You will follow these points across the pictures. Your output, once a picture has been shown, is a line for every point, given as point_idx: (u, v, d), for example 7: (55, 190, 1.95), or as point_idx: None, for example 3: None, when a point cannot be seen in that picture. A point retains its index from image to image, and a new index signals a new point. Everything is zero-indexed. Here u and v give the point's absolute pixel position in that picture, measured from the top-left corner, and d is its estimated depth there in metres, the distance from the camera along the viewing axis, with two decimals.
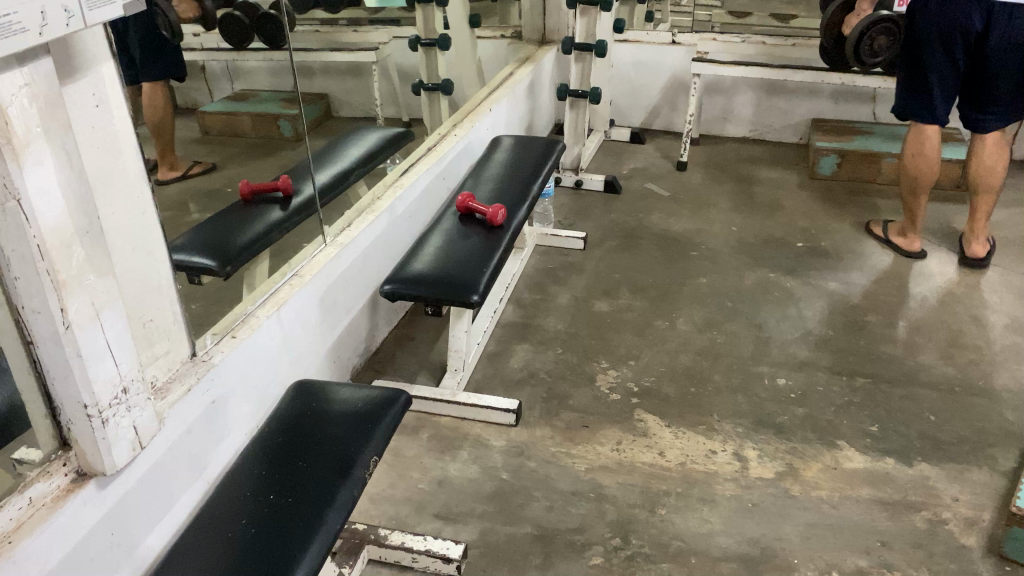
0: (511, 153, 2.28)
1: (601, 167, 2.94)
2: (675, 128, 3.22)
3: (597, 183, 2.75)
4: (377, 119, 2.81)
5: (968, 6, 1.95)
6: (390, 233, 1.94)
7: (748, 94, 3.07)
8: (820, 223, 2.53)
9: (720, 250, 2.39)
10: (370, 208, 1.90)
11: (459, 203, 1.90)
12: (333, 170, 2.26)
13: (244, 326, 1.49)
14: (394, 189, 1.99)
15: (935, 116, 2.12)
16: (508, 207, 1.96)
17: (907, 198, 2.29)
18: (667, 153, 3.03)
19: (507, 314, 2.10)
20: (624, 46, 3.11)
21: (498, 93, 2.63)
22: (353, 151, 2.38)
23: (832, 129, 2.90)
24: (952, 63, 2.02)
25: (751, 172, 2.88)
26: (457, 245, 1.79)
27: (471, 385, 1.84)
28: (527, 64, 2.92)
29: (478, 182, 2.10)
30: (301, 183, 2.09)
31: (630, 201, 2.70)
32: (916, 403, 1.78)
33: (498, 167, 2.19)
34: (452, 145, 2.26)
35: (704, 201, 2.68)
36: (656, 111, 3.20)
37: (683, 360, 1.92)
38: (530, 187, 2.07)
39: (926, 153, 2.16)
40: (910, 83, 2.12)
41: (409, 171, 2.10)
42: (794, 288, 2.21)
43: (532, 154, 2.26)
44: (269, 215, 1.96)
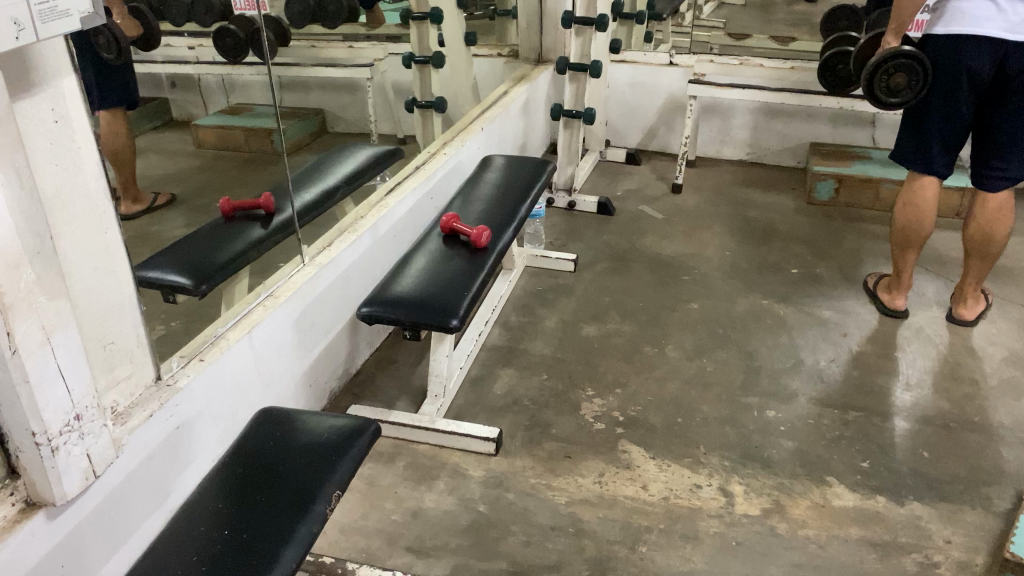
0: (500, 174, 2.23)
1: (595, 188, 2.89)
2: (672, 149, 3.18)
3: (591, 204, 2.70)
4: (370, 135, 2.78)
5: (976, 49, 1.77)
6: (372, 254, 1.89)
7: (747, 116, 3.02)
8: (817, 249, 2.48)
9: (712, 275, 2.34)
10: (352, 228, 1.86)
11: (443, 223, 1.84)
12: (320, 185, 2.20)
13: (213, 348, 1.44)
14: (379, 209, 1.94)
15: (931, 168, 1.93)
16: (495, 228, 1.91)
17: (894, 253, 2.10)
18: (663, 175, 2.99)
19: (493, 338, 2.05)
20: (622, 67, 3.07)
21: (492, 112, 2.59)
22: (343, 168, 2.32)
23: (830, 153, 2.86)
24: (954, 112, 1.84)
25: (746, 196, 2.83)
26: (439, 267, 1.74)
27: (452, 411, 1.78)
28: (523, 83, 2.89)
29: (466, 203, 2.05)
30: (283, 201, 2.03)
31: (623, 222, 2.65)
32: (910, 439, 1.73)
33: (487, 187, 2.14)
34: (441, 164, 2.21)
35: (698, 224, 2.63)
36: (653, 132, 3.16)
37: (671, 389, 1.87)
38: (518, 208, 2.02)
39: (917, 204, 2.00)
40: (908, 128, 1.95)
41: (395, 190, 2.05)
42: (788, 316, 2.15)
43: (522, 175, 2.21)
44: (250, 232, 1.91)
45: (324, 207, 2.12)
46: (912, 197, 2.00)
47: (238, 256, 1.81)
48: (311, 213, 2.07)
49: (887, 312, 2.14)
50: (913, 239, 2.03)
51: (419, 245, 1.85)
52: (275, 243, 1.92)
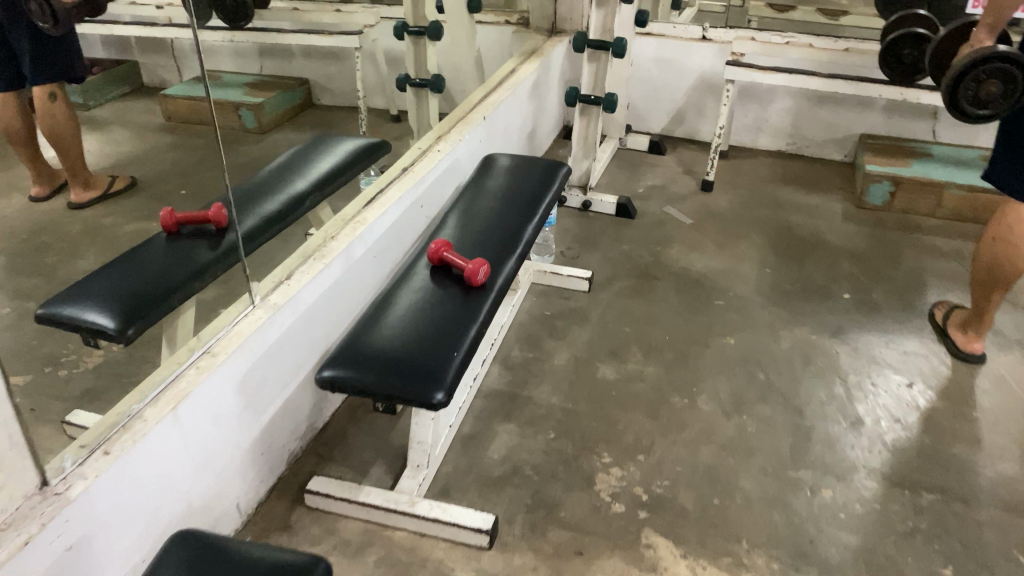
0: (503, 181, 1.87)
1: (613, 183, 2.53)
2: (701, 137, 2.81)
3: (609, 205, 2.35)
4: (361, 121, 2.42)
5: None
6: (343, 286, 1.55)
7: (788, 101, 2.64)
8: (871, 267, 2.13)
9: (750, 299, 2.00)
10: (317, 253, 1.51)
11: (431, 251, 1.48)
12: (291, 186, 1.83)
13: (124, 434, 1.11)
14: (353, 227, 1.60)
15: None
16: (496, 256, 1.55)
17: (975, 291, 1.76)
18: (691, 168, 2.63)
19: (491, 380, 1.71)
20: (647, 40, 2.68)
21: (497, 94, 2.22)
22: (323, 164, 1.94)
23: (884, 149, 2.49)
24: None
25: (786, 196, 2.47)
26: (424, 313, 1.39)
27: (437, 485, 1.46)
28: (534, 58, 2.51)
29: (461, 219, 1.69)
30: (239, 214, 1.67)
31: (644, 228, 2.29)
32: (1002, 534, 1.39)
33: (488, 198, 1.79)
34: (433, 165, 1.86)
35: (733, 232, 2.28)
36: (680, 116, 2.79)
37: (705, 457, 1.54)
38: (525, 228, 1.66)
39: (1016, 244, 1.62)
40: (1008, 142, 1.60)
41: (375, 200, 1.70)
42: (842, 356, 1.82)
43: (528, 184, 1.86)
44: (197, 253, 1.56)
45: (294, 216, 1.74)
46: (1008, 232, 1.63)
47: (176, 286, 1.47)
48: (279, 223, 1.70)
49: (961, 355, 1.80)
50: (1001, 281, 1.67)
51: (398, 279, 1.49)
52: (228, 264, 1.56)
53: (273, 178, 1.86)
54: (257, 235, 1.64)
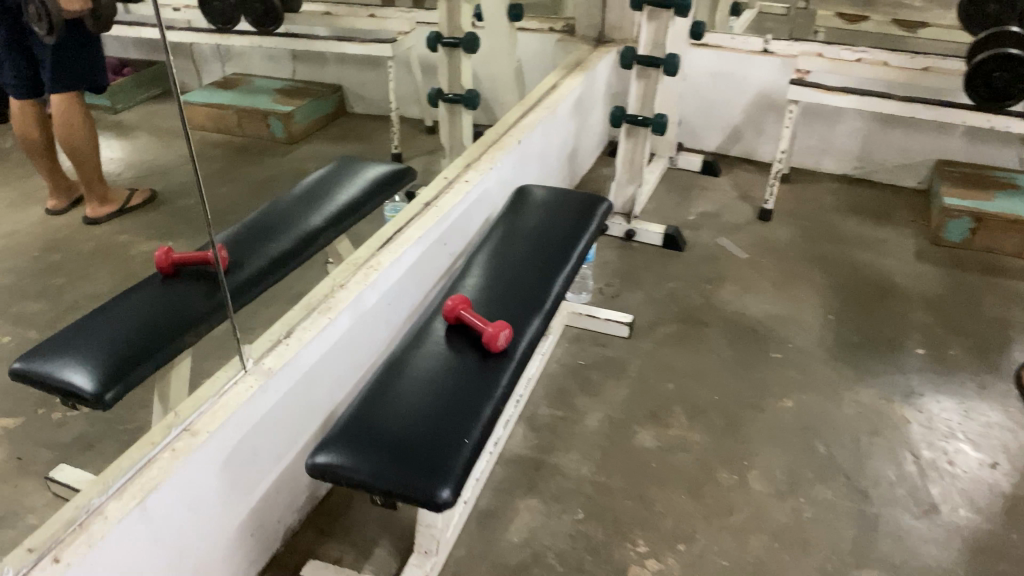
0: (536, 219, 1.69)
1: (659, 209, 2.33)
2: (757, 157, 2.59)
3: (655, 236, 2.15)
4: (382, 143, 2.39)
5: None
6: (350, 342, 1.38)
7: (857, 122, 2.41)
8: (948, 318, 1.90)
9: (810, 352, 1.79)
10: (322, 306, 1.35)
11: (447, 309, 1.30)
12: (303, 222, 1.66)
13: (79, 533, 0.95)
14: (365, 274, 1.43)
15: None
16: (522, 311, 1.37)
17: None
18: (747, 193, 2.41)
19: (515, 444, 1.53)
20: (702, 52, 2.47)
21: (535, 114, 2.04)
22: (342, 195, 1.77)
23: (964, 179, 2.24)
24: None
25: (851, 228, 2.24)
26: (436, 384, 1.21)
27: (447, 573, 1.29)
28: (577, 73, 2.31)
29: (487, 263, 1.51)
30: (243, 256, 1.51)
31: (693, 263, 2.09)
32: None
33: (519, 239, 1.60)
34: (460, 198, 1.68)
35: (792, 270, 2.07)
36: (735, 135, 2.57)
37: (754, 549, 1.34)
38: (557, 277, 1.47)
39: None
40: None
41: (392, 242, 1.53)
42: (914, 427, 1.60)
43: (563, 223, 1.67)
44: (190, 301, 1.40)
45: (304, 256, 1.58)
46: None
47: (163, 341, 1.31)
48: (286, 265, 1.54)
49: None
50: None
51: (410, 338, 1.32)
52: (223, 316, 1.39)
53: (286, 213, 1.70)
54: (258, 280, 1.48)
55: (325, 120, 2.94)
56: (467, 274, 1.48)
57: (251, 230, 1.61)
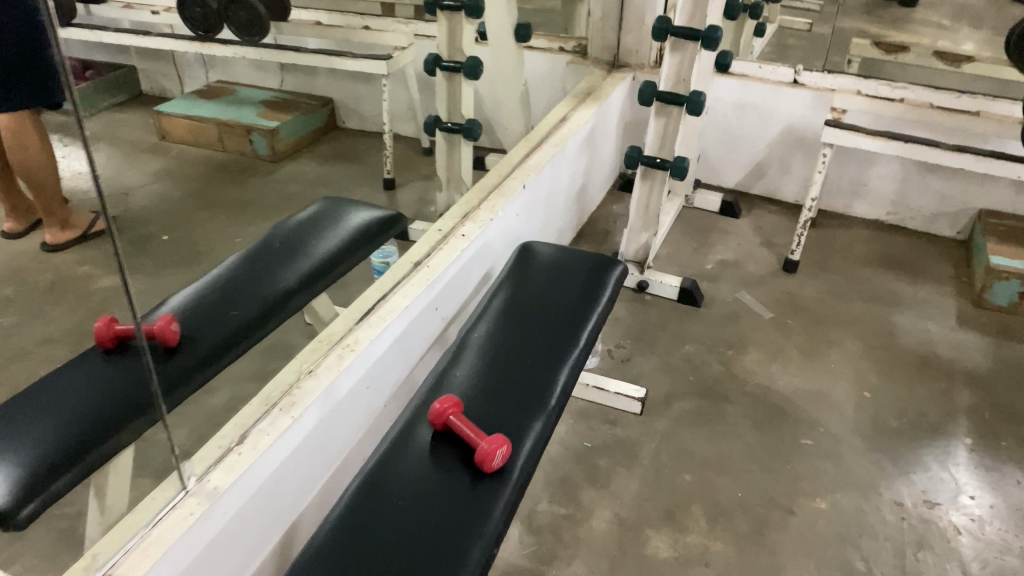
0: (541, 282, 1.47)
1: (675, 255, 2.13)
2: (781, 196, 2.38)
3: (671, 289, 1.94)
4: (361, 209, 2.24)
5: None
6: (317, 441, 1.17)
7: (894, 165, 2.20)
8: (998, 399, 1.70)
9: (845, 441, 1.59)
10: (285, 401, 1.14)
11: (434, 412, 1.09)
12: (272, 283, 1.45)
13: None
14: (338, 358, 1.22)
15: None
16: (522, 407, 1.15)
17: None
18: (771, 239, 2.21)
19: (509, 551, 1.33)
20: (726, 82, 2.27)
21: (542, 153, 1.83)
22: (318, 249, 1.56)
23: (1012, 234, 2.03)
24: None
25: (886, 286, 2.04)
26: (417, 513, 0.99)
27: None
28: (589, 103, 2.10)
29: (483, 342, 1.30)
30: (199, 328, 1.30)
31: (713, 322, 1.89)
32: None
33: (521, 310, 1.39)
34: (454, 257, 1.47)
35: (822, 336, 1.86)
36: (759, 172, 2.37)
37: None
38: (564, 363, 1.26)
39: None
40: None
41: (372, 313, 1.32)
42: (966, 539, 1.39)
43: (572, 287, 1.45)
44: (128, 389, 1.19)
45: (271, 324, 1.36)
46: None
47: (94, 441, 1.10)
48: (248, 336, 1.32)
49: None
50: None
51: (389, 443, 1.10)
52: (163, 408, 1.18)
53: (254, 270, 1.48)
54: (214, 357, 1.26)
55: (313, 135, 2.73)
56: (460, 355, 1.26)
57: (210, 295, 1.39)
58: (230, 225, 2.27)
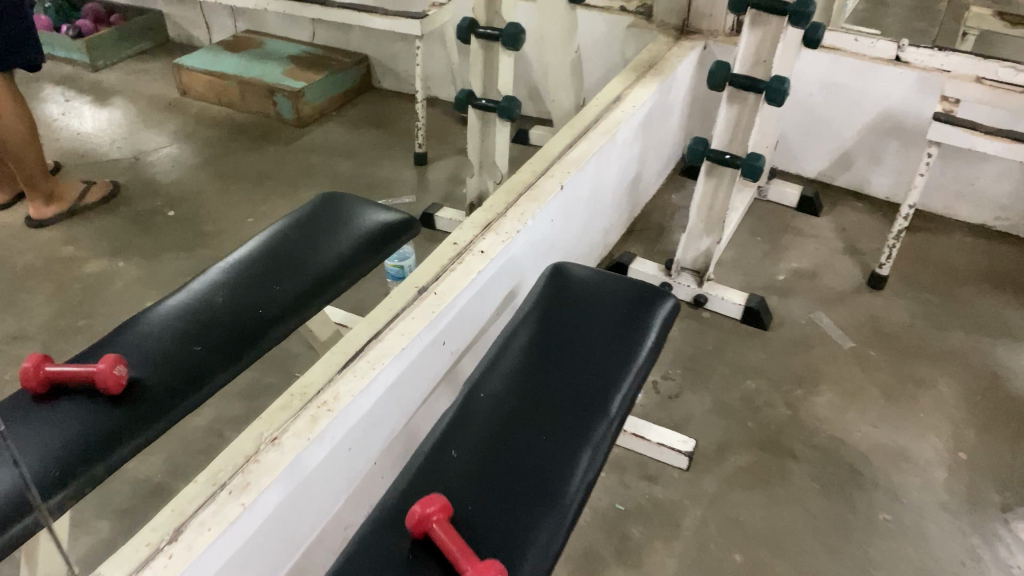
0: (572, 317, 1.20)
1: (739, 261, 1.84)
2: (869, 190, 2.06)
3: (732, 307, 1.66)
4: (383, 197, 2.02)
5: None
6: (274, 528, 0.95)
7: (1012, 163, 1.84)
8: None
9: (933, 515, 1.31)
10: (236, 482, 0.92)
11: (414, 517, 0.85)
12: (254, 305, 1.19)
13: None
14: (311, 421, 0.99)
15: None
16: (527, 512, 0.91)
17: None
18: (854, 244, 1.90)
19: None
20: (814, 56, 1.93)
21: (587, 144, 1.54)
22: (313, 259, 1.28)
23: None
24: None
25: (991, 310, 1.72)
26: None
27: None
28: (650, 79, 1.79)
29: (492, 404, 1.05)
30: (147, 369, 1.07)
31: (780, 350, 1.61)
32: None
33: (545, 359, 1.13)
34: (471, 282, 1.22)
35: (909, 372, 1.57)
36: (845, 161, 2.04)
37: None
38: (590, 443, 1.00)
39: None
40: None
41: (361, 358, 1.08)
42: None
43: (608, 328, 1.18)
44: (46, 446, 0.95)
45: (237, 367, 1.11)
46: None
47: None
48: (206, 383, 1.08)
49: None
50: None
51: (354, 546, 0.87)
52: (91, 479, 0.95)
53: (242, 280, 1.23)
54: (159, 411, 1.03)
55: (344, 97, 2.49)
56: (460, 421, 1.02)
57: (172, 320, 1.15)
58: (241, 197, 2.06)
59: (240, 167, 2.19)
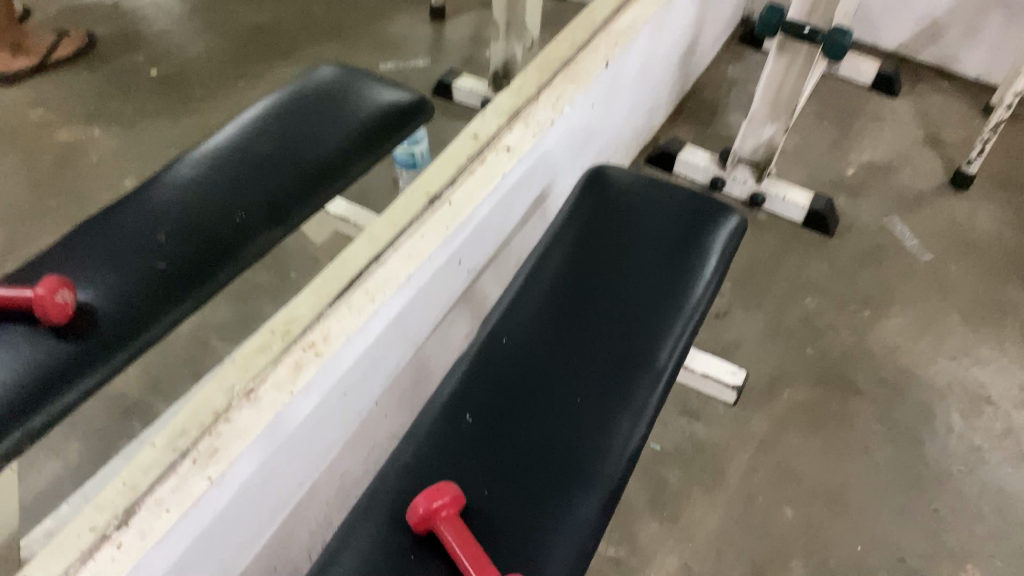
0: (612, 238, 0.99)
1: (802, 151, 1.60)
2: (957, 67, 1.77)
3: (796, 208, 1.44)
4: (394, 61, 1.76)
5: None
6: (252, 497, 0.80)
7: None
8: None
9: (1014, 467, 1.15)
10: (202, 448, 0.76)
11: (418, 513, 0.69)
12: (226, 208, 0.98)
13: None
14: (295, 369, 0.81)
15: None
16: (551, 501, 0.74)
17: None
18: (936, 133, 1.64)
19: None
20: None
21: (637, 10, 1.27)
22: (301, 151, 1.06)
23: None
24: None
25: None
26: None
27: None
28: None
29: (513, 355, 0.86)
30: (102, 291, 0.88)
31: (845, 261, 1.40)
32: None
33: (580, 292, 0.92)
34: (494, 189, 0.99)
35: (993, 291, 1.36)
36: (933, 32, 1.74)
37: None
38: (633, 407, 0.81)
39: None
40: None
41: (358, 287, 0.88)
42: None
43: (657, 252, 0.96)
44: None
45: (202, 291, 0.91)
46: None
47: None
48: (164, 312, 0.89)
49: None
50: None
51: (343, 539, 0.71)
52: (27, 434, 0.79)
53: (218, 175, 1.01)
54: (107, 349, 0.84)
55: None
56: (473, 379, 0.83)
57: (127, 229, 0.95)
58: (228, 52, 1.80)
59: (232, 17, 1.92)
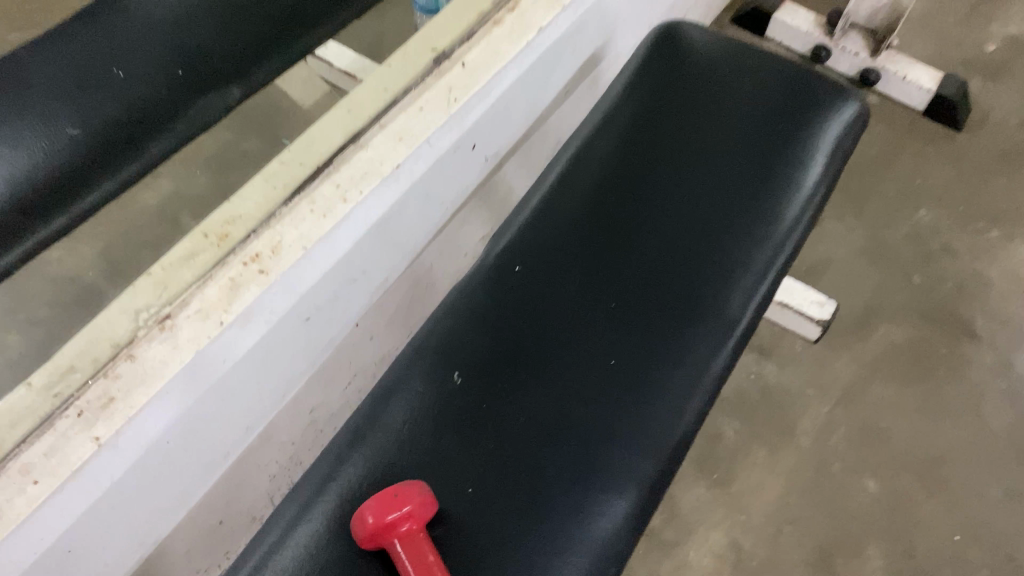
0: (682, 126, 0.72)
1: (931, 16, 1.26)
2: None
3: (921, 94, 1.13)
4: None
5: None
6: (173, 454, 0.60)
7: None
8: None
9: None
10: (97, 391, 0.54)
11: (375, 526, 0.48)
12: None
13: None
14: (229, 290, 0.58)
15: None
16: (558, 509, 0.53)
17: None
18: None
19: None
20: None
21: None
22: None
23: None
24: None
25: None
26: None
27: None
28: None
29: (528, 292, 0.63)
30: None
31: (974, 164, 1.11)
32: None
33: (629, 204, 0.68)
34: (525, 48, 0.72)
35: None
36: None
37: None
38: (686, 376, 0.58)
39: None
40: None
41: (325, 178, 0.64)
42: None
43: (742, 149, 0.70)
44: None
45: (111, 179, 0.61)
46: None
47: None
48: None
49: None
50: None
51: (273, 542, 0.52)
52: None
53: None
54: None
55: None
56: (473, 323, 0.61)
57: None
58: None
59: None
